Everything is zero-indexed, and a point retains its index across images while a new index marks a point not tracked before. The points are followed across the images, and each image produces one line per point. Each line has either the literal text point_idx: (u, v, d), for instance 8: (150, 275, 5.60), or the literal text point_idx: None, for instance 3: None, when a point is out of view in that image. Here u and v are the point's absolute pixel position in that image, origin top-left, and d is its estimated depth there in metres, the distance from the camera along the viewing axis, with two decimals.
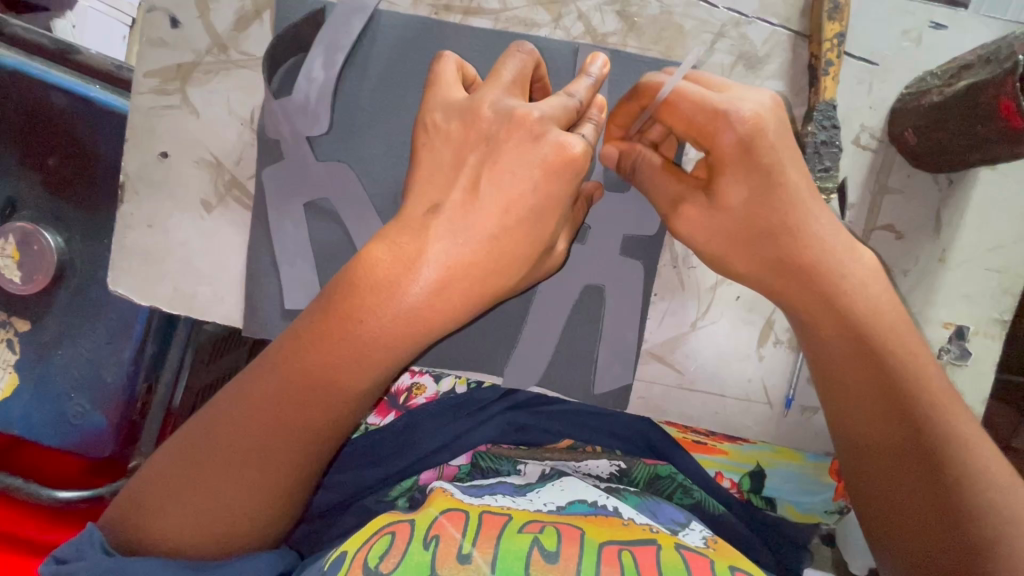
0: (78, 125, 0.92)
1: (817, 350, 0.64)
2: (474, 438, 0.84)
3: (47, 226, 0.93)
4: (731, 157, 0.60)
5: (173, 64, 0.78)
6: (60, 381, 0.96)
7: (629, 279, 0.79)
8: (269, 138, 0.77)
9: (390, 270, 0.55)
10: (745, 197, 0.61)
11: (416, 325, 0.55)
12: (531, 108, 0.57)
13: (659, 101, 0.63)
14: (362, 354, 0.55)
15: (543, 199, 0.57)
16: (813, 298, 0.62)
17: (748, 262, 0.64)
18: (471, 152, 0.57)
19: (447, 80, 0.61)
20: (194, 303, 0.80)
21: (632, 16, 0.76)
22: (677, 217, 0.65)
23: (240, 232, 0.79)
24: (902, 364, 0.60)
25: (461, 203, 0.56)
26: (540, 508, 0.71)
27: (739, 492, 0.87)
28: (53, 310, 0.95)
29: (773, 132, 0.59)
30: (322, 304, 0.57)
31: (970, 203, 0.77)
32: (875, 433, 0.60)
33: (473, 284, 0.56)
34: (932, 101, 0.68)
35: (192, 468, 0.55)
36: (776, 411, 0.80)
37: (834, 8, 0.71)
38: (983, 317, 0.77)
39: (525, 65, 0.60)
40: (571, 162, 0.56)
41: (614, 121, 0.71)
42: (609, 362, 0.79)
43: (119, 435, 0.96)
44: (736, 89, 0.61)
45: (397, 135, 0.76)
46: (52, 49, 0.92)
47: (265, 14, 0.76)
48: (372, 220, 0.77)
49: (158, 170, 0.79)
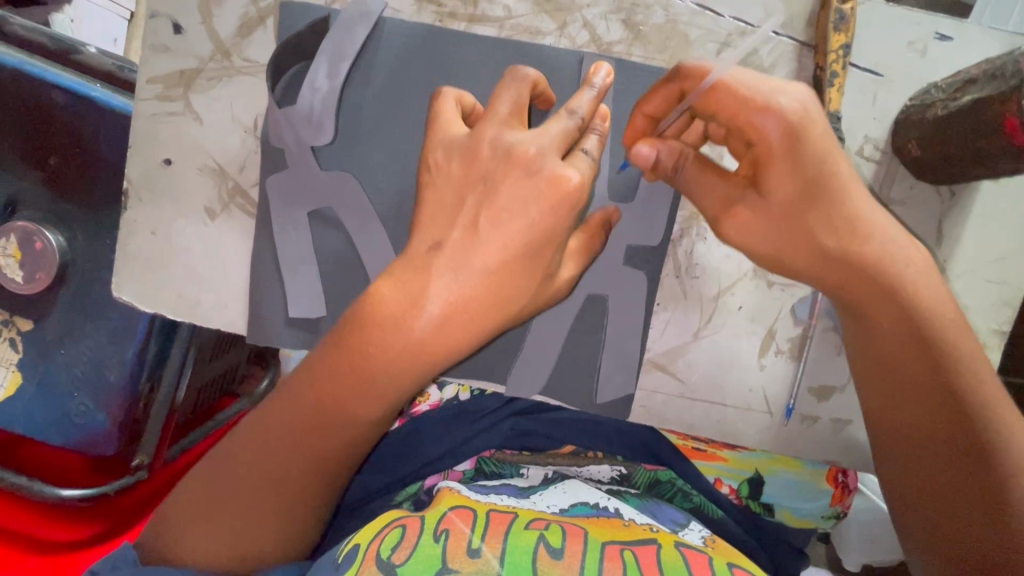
0: (79, 124, 0.91)
1: (868, 344, 0.66)
2: (476, 445, 0.85)
3: (48, 225, 0.92)
4: (780, 148, 0.60)
5: (176, 70, 0.77)
6: (63, 381, 0.96)
7: (633, 288, 0.79)
8: (273, 146, 0.77)
9: (395, 306, 0.56)
10: (794, 193, 0.61)
11: (419, 361, 0.56)
12: (528, 144, 0.57)
13: (703, 88, 0.62)
14: (370, 389, 0.57)
15: (539, 235, 0.56)
16: (867, 293, 0.63)
17: (794, 258, 0.64)
18: (469, 194, 0.57)
19: (447, 118, 0.62)
20: (198, 310, 0.81)
21: (638, 25, 0.75)
22: (723, 210, 0.65)
23: (244, 240, 0.80)
24: (946, 358, 0.63)
25: (461, 239, 0.56)
26: (544, 509, 0.72)
27: (737, 498, 0.88)
28: (55, 310, 0.94)
29: (818, 121, 0.59)
30: (333, 337, 0.59)
31: (972, 215, 0.77)
32: (916, 419, 0.64)
33: (475, 317, 0.56)
34: (936, 115, 0.68)
35: (221, 485, 0.60)
36: (777, 420, 0.81)
37: (841, 18, 0.71)
38: (981, 329, 0.78)
39: (521, 93, 0.60)
40: (565, 196, 0.56)
41: (643, 108, 0.69)
42: (611, 372, 0.80)
43: (122, 434, 0.97)
44: (776, 79, 0.61)
45: (401, 143, 0.76)
46: (53, 48, 0.95)
47: (268, 20, 0.76)
48: (376, 229, 0.77)
49: (161, 177, 0.79)
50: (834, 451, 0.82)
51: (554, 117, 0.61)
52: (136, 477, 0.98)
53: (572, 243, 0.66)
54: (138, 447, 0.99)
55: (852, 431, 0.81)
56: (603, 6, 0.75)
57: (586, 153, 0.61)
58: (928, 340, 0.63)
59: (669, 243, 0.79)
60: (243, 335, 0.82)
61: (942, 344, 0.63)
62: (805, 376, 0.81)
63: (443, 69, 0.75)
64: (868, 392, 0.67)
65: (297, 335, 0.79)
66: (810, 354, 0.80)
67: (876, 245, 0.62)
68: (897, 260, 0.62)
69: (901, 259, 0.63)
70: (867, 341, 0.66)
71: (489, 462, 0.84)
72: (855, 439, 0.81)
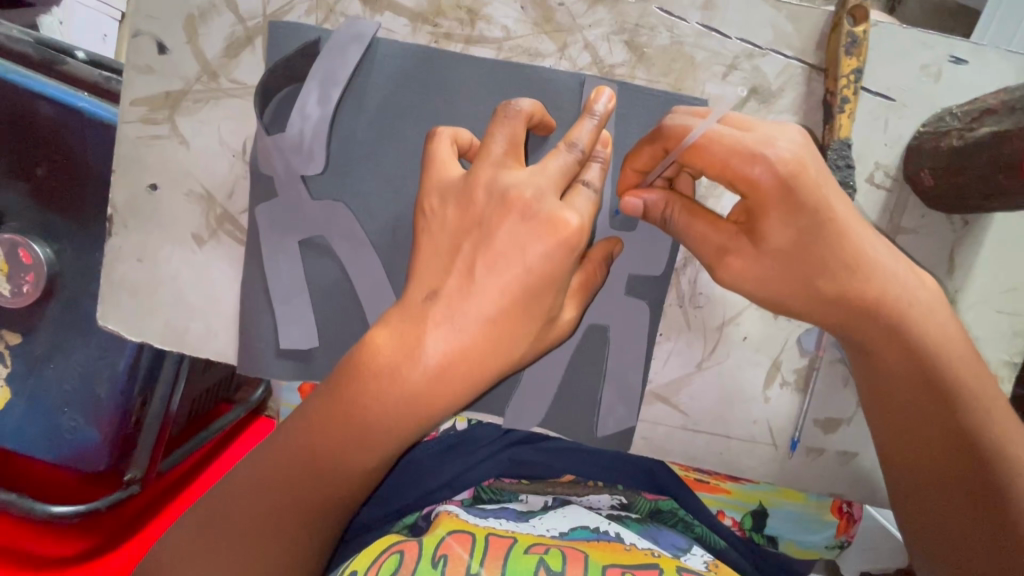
0: (66, 136, 0.87)
1: (875, 380, 0.63)
2: (473, 476, 0.83)
3: (36, 237, 0.88)
4: (772, 197, 0.57)
5: (161, 91, 0.74)
6: (53, 396, 0.92)
7: (634, 319, 0.77)
8: (262, 172, 0.74)
9: (392, 355, 0.55)
10: (791, 239, 0.58)
11: (416, 411, 0.55)
12: (523, 187, 0.56)
13: (686, 146, 0.59)
14: (366, 439, 0.56)
15: (539, 279, 0.55)
16: (873, 331, 0.61)
17: (791, 302, 0.61)
18: (465, 241, 0.56)
19: (441, 161, 0.61)
20: (187, 339, 0.78)
21: (642, 47, 0.72)
22: (717, 259, 0.62)
23: (234, 269, 0.77)
24: (957, 396, 0.60)
25: (457, 287, 0.55)
26: (543, 532, 0.70)
27: (740, 531, 0.86)
28: (44, 325, 0.91)
29: (812, 166, 0.56)
30: (329, 386, 0.58)
31: (985, 243, 0.75)
32: (925, 457, 0.62)
33: (474, 367, 0.55)
34: (951, 145, 0.66)
35: (206, 541, 0.57)
36: (781, 452, 0.79)
37: (852, 42, 0.68)
38: (991, 362, 0.76)
39: (515, 131, 0.59)
40: (561, 236, 0.55)
41: (631, 164, 0.65)
42: (612, 405, 0.78)
43: (113, 449, 0.93)
44: (763, 126, 0.58)
45: (395, 170, 0.73)
46: (36, 58, 0.90)
47: (257, 41, 0.73)
48: (370, 259, 0.75)
49: (147, 203, 0.76)
50: (840, 484, 0.80)
51: (552, 152, 0.59)
52: (129, 491, 0.94)
53: (573, 282, 0.63)
54: (132, 460, 0.95)
55: (858, 463, 0.79)
56: (605, 27, 0.72)
57: (587, 186, 0.59)
58: (937, 377, 0.60)
59: (673, 271, 0.76)
60: (233, 364, 0.79)
61: (953, 382, 0.60)
62: (811, 408, 0.79)
63: (438, 93, 0.73)
64: (877, 429, 0.65)
65: (288, 366, 0.77)
66: (816, 387, 0.78)
67: (880, 286, 0.59)
68: (903, 299, 0.60)
69: (908, 297, 0.60)
70: (875, 377, 0.63)
71: (487, 490, 0.83)
72: (862, 471, 0.79)
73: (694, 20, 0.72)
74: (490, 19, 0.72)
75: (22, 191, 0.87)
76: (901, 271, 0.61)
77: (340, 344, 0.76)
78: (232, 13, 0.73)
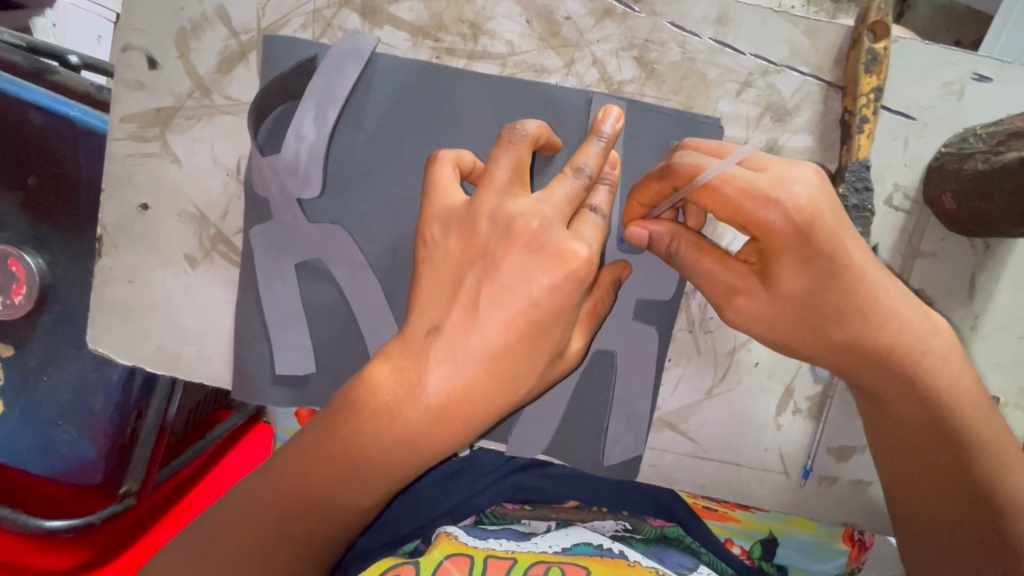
0: (57, 148, 0.78)
1: (888, 427, 0.61)
2: (474, 504, 0.81)
3: (28, 247, 0.79)
4: (786, 242, 0.54)
5: (152, 108, 0.72)
6: (44, 410, 0.83)
7: (642, 345, 0.74)
8: (256, 193, 0.71)
9: (392, 393, 0.52)
10: (806, 285, 0.55)
11: (416, 451, 0.53)
12: (530, 218, 0.53)
13: (697, 185, 0.56)
14: (362, 478, 0.54)
15: (546, 312, 0.52)
16: (888, 382, 0.59)
17: (803, 346, 0.59)
18: (469, 271, 0.53)
19: (445, 184, 0.58)
20: (179, 363, 0.76)
21: (652, 63, 0.69)
22: (725, 298, 0.59)
23: (228, 291, 0.74)
24: (973, 452, 0.58)
25: (461, 320, 0.52)
26: (545, 549, 0.70)
27: (749, 560, 0.84)
28: (36, 336, 0.81)
29: (830, 209, 0.53)
30: (323, 421, 0.55)
31: (1007, 267, 0.72)
32: (940, 513, 0.59)
33: (476, 407, 0.52)
34: (976, 168, 0.63)
35: None
36: (793, 481, 0.77)
37: (872, 59, 0.64)
38: (1010, 389, 0.74)
39: (521, 156, 0.56)
40: (569, 268, 0.52)
41: (637, 198, 0.63)
42: (619, 433, 0.76)
43: (108, 464, 0.83)
44: (779, 166, 0.55)
45: (395, 191, 0.71)
46: (25, 67, 0.82)
47: (251, 56, 0.70)
48: (368, 281, 0.72)
49: (139, 223, 0.74)
50: (853, 513, 0.77)
51: (558, 177, 0.56)
52: (123, 505, 0.84)
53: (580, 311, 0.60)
54: (127, 473, 0.84)
55: (872, 492, 0.77)
56: (614, 42, 0.69)
57: (594, 212, 0.57)
58: (953, 429, 0.58)
59: (682, 295, 0.73)
60: (227, 389, 0.77)
61: (968, 435, 0.58)
62: (824, 436, 0.76)
63: (440, 111, 0.70)
64: (888, 477, 0.63)
65: (283, 393, 0.74)
66: (830, 416, 0.76)
67: (894, 334, 0.57)
68: (919, 346, 0.57)
69: (922, 344, 0.57)
70: (888, 426, 0.61)
71: (489, 515, 0.80)
72: (875, 500, 0.77)
73: (707, 36, 0.69)
74: (494, 34, 0.69)
75: (11, 202, 0.78)
76: (917, 316, 0.58)
77: (337, 369, 0.74)
78: (226, 27, 0.70)
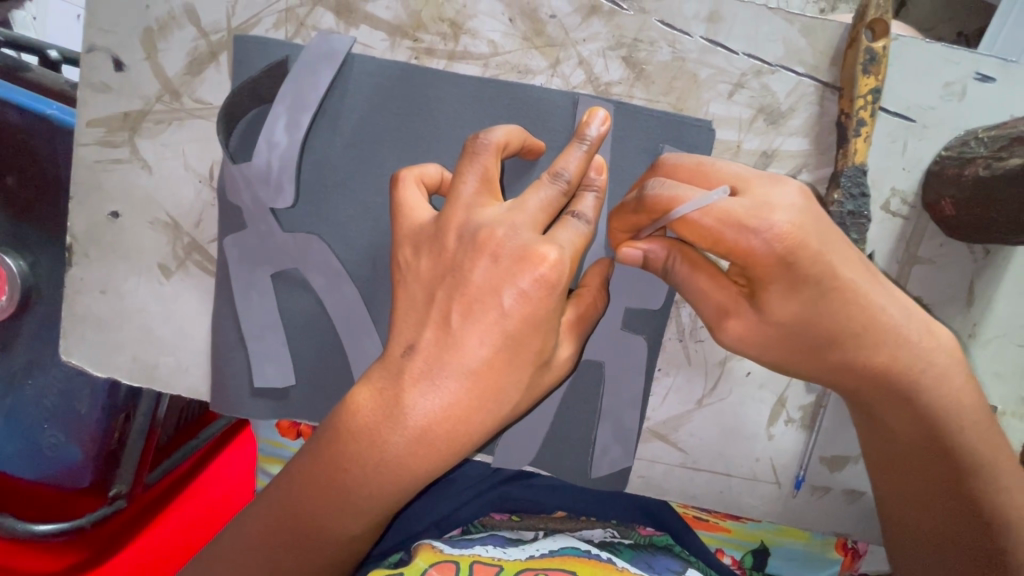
0: (30, 149, 0.74)
1: (884, 444, 0.60)
2: (462, 515, 0.80)
3: (7, 250, 0.75)
4: (772, 271, 0.50)
5: (121, 111, 0.69)
6: (30, 414, 0.79)
7: (631, 356, 0.72)
8: (230, 201, 0.68)
9: (372, 415, 0.49)
10: (796, 311, 0.52)
11: (400, 477, 0.49)
12: (495, 227, 0.49)
13: (673, 218, 0.52)
14: (347, 505, 0.50)
15: (517, 324, 0.48)
16: (888, 398, 0.57)
17: (801, 367, 0.57)
18: (439, 287, 0.50)
19: (418, 197, 0.56)
20: (157, 374, 0.74)
21: (641, 63, 0.66)
22: (717, 320, 0.57)
23: (204, 302, 0.72)
24: (971, 465, 0.57)
25: (434, 340, 0.49)
26: (531, 554, 0.69)
27: (740, 570, 0.83)
28: (18, 341, 0.78)
29: (814, 234, 0.49)
30: (310, 448, 0.52)
31: (1005, 275, 0.70)
32: (936, 525, 0.59)
33: (458, 426, 0.48)
34: (977, 174, 0.60)
35: None
36: (785, 491, 0.75)
37: (871, 60, 0.61)
38: (1004, 397, 0.73)
39: (486, 166, 0.52)
40: (541, 278, 0.48)
41: (615, 225, 0.61)
42: (607, 445, 0.74)
43: (96, 467, 0.80)
44: (758, 190, 0.51)
45: (373, 198, 0.68)
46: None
47: (222, 56, 0.67)
48: (347, 291, 0.70)
49: (110, 230, 0.71)
50: (847, 523, 0.76)
51: (535, 184, 0.52)
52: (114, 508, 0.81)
53: (568, 316, 0.55)
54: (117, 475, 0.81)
55: (865, 502, 0.75)
56: (601, 42, 0.66)
57: (576, 218, 0.52)
58: (957, 448, 0.57)
59: (673, 305, 0.71)
60: (207, 400, 0.75)
61: (961, 450, 0.57)
62: (817, 446, 0.74)
63: (420, 114, 0.67)
64: (883, 488, 0.62)
65: (262, 406, 0.73)
66: (823, 425, 0.74)
67: (889, 355, 0.54)
68: (922, 366, 0.55)
69: (929, 362, 0.55)
70: (884, 442, 0.60)
71: (477, 525, 0.78)
72: (869, 511, 0.75)
73: (698, 34, 0.66)
74: (475, 33, 0.66)
75: None
76: (915, 331, 0.55)
77: (317, 382, 0.72)
78: (194, 27, 0.67)
